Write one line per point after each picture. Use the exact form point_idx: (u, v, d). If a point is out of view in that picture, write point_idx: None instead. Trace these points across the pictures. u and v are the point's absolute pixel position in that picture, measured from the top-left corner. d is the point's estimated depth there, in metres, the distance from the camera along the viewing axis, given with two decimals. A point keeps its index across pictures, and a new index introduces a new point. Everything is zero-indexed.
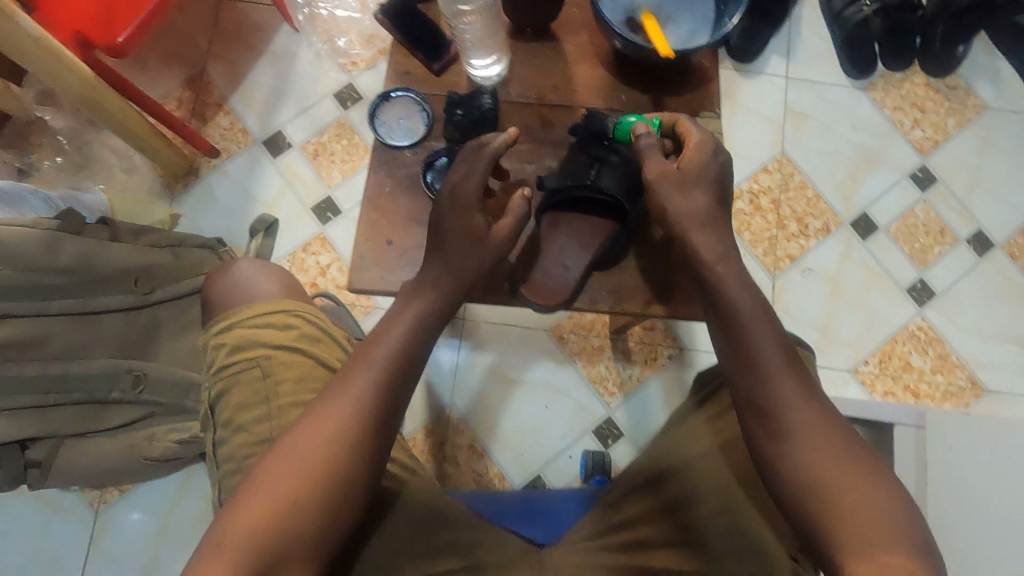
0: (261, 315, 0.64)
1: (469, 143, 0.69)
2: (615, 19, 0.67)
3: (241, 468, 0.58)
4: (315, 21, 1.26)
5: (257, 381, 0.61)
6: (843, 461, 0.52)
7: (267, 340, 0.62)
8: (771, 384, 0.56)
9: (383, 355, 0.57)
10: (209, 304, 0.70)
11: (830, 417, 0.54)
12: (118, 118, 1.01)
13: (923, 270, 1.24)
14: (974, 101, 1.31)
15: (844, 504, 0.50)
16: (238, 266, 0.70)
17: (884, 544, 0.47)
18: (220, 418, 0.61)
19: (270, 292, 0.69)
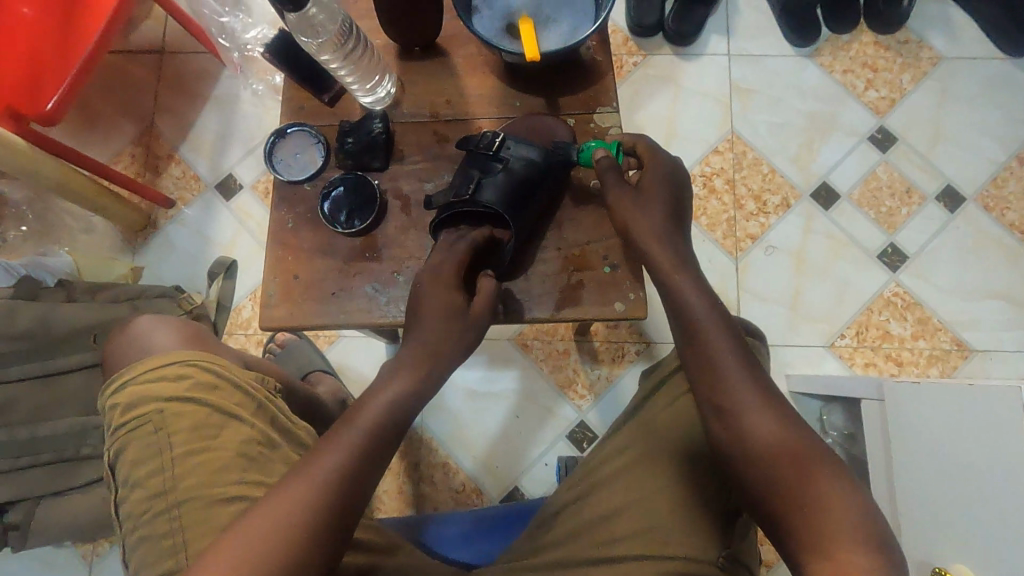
0: (153, 368, 0.65)
1: (362, 170, 0.69)
2: (495, 31, 0.68)
3: (143, 521, 0.61)
4: (252, 62, 1.29)
5: (151, 435, 0.63)
6: (802, 458, 0.53)
7: (159, 393, 0.64)
8: (731, 392, 0.57)
9: (375, 413, 0.57)
10: (111, 362, 0.72)
11: (787, 421, 0.56)
12: (59, 182, 1.03)
13: (892, 233, 1.20)
14: (928, 54, 1.26)
15: (808, 506, 0.51)
16: (137, 323, 0.73)
17: (842, 540, 0.49)
18: (121, 475, 0.63)
19: (169, 342, 0.71)
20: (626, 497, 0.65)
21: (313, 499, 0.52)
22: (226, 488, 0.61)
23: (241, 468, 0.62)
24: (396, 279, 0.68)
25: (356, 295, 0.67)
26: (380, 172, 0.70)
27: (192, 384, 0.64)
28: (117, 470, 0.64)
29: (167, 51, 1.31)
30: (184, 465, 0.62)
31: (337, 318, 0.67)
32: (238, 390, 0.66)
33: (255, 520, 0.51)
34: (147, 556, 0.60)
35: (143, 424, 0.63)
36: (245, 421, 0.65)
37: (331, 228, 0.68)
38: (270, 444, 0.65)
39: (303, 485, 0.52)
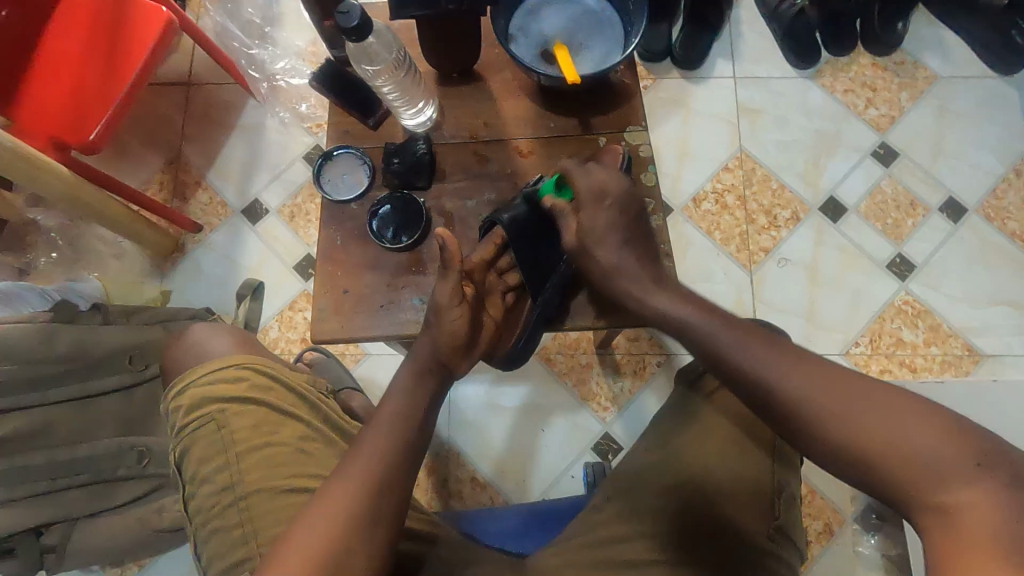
0: (211, 370, 0.68)
1: (408, 189, 0.73)
2: (532, 55, 0.72)
3: (212, 515, 0.64)
4: (277, 92, 1.33)
5: (214, 434, 0.66)
6: (857, 406, 0.50)
7: (218, 394, 0.67)
8: (764, 378, 0.54)
9: (389, 420, 0.60)
10: (169, 368, 0.75)
11: (831, 375, 0.52)
12: (97, 209, 1.06)
13: (900, 244, 1.24)
14: (923, 73, 1.32)
15: (894, 458, 0.47)
16: (191, 331, 0.76)
17: (938, 480, 0.46)
18: (186, 473, 0.66)
19: (224, 348, 0.74)
20: (676, 476, 0.68)
21: (347, 507, 0.54)
22: (288, 481, 0.64)
23: (302, 461, 0.65)
24: None
25: (404, 306, 0.70)
26: (424, 191, 0.73)
27: (248, 385, 0.67)
28: (181, 470, 0.67)
29: (194, 82, 1.36)
30: (248, 461, 0.65)
31: (386, 330, 0.70)
32: (292, 391, 0.69)
33: (293, 539, 0.53)
34: (217, 548, 0.63)
35: (205, 424, 0.66)
36: (300, 418, 0.68)
37: (379, 243, 0.71)
38: (326, 440, 0.68)
39: (335, 497, 0.55)
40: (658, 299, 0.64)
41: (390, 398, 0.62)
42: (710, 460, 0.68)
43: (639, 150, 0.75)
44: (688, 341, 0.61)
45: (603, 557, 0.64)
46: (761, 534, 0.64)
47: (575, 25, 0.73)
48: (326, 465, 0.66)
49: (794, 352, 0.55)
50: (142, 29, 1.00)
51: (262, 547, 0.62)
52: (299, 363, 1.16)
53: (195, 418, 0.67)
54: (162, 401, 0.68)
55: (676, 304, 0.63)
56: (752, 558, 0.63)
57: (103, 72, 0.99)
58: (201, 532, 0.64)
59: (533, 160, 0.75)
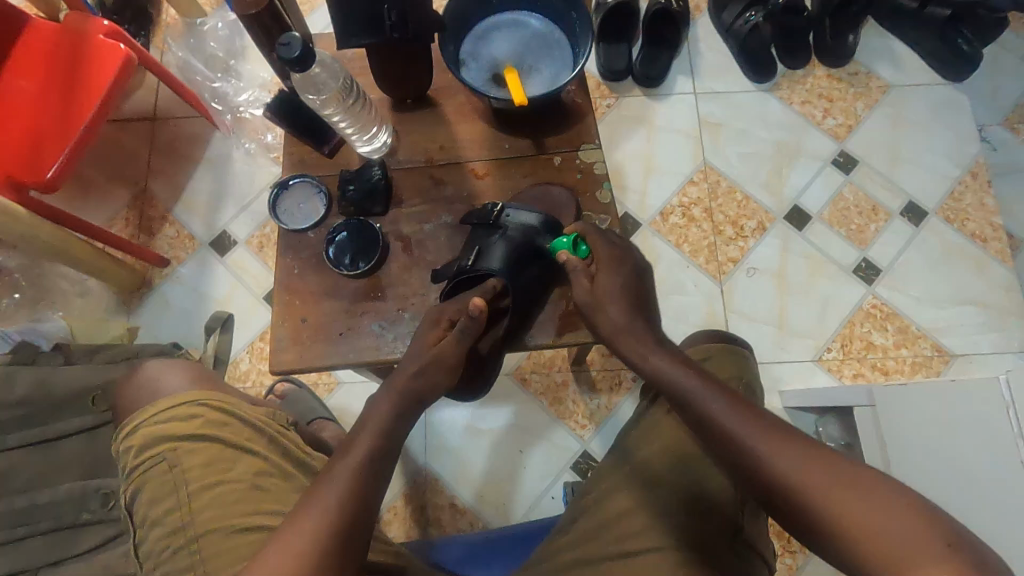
0: (164, 408, 0.66)
1: (365, 215, 0.73)
2: (482, 79, 0.73)
3: (163, 559, 0.62)
4: (243, 124, 1.33)
5: (166, 474, 0.64)
6: (831, 487, 0.52)
7: (171, 432, 0.65)
8: (756, 451, 0.57)
9: (361, 452, 0.59)
10: (122, 407, 0.73)
11: (815, 457, 0.54)
12: (58, 248, 1.05)
13: (864, 248, 1.26)
14: (876, 83, 1.36)
15: (869, 535, 0.49)
16: (144, 367, 0.74)
17: (909, 561, 0.46)
18: (138, 516, 0.64)
19: (179, 385, 0.73)
20: (640, 486, 0.68)
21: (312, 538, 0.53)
22: (245, 518, 0.62)
23: (258, 498, 0.64)
24: (403, 316, 0.70)
25: (363, 334, 0.70)
26: (381, 217, 0.73)
27: (203, 421, 0.66)
28: (134, 514, 0.65)
29: (159, 117, 1.36)
30: (202, 499, 0.63)
31: (346, 358, 0.69)
32: (249, 425, 0.68)
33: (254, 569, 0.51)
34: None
35: (157, 464, 0.64)
36: (258, 453, 0.66)
37: (336, 271, 0.71)
38: (284, 474, 0.67)
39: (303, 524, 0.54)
40: (662, 357, 0.66)
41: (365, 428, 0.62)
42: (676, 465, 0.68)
43: (593, 168, 0.76)
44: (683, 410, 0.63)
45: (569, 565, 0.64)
46: (729, 536, 0.64)
47: (524, 50, 0.75)
48: (285, 500, 0.65)
49: (787, 431, 0.58)
50: (98, 67, 1.00)
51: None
52: (271, 395, 1.15)
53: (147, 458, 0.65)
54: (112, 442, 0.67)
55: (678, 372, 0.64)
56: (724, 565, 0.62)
57: (61, 110, 0.98)
58: None
59: (490, 182, 0.75)
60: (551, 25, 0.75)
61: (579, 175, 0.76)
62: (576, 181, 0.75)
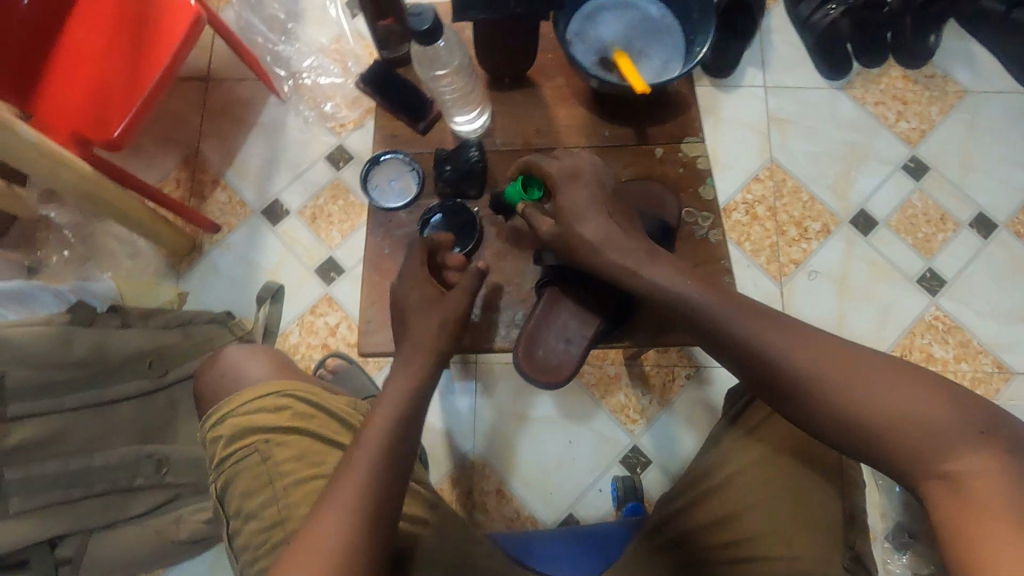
0: (252, 400, 0.68)
1: (460, 198, 0.71)
2: (589, 60, 0.70)
3: (260, 553, 0.64)
4: (300, 90, 1.29)
5: (258, 466, 0.66)
6: (858, 378, 0.52)
7: (261, 425, 0.66)
8: (771, 352, 0.56)
9: (380, 431, 0.58)
10: (203, 391, 0.74)
11: (841, 354, 0.54)
12: (117, 206, 1.03)
13: (930, 258, 1.23)
14: (954, 87, 1.32)
15: (901, 431, 0.50)
16: (225, 354, 0.76)
17: (941, 447, 0.49)
18: (231, 508, 0.66)
19: (260, 372, 0.73)
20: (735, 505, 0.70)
21: (350, 516, 0.54)
22: None
23: None
24: (497, 306, 0.70)
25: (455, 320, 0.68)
26: (475, 200, 0.71)
27: (291, 415, 0.67)
28: (226, 502, 0.67)
29: (213, 78, 1.32)
30: (295, 495, 0.65)
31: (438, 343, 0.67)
32: (336, 419, 0.69)
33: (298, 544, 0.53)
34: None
35: (249, 455, 0.66)
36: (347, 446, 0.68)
37: (429, 254, 0.69)
38: None
39: (336, 509, 0.54)
40: (653, 271, 0.61)
41: (381, 402, 0.61)
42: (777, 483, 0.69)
43: (696, 162, 0.73)
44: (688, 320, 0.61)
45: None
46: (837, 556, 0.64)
47: (634, 33, 0.71)
48: None
49: (793, 326, 0.57)
50: (167, 23, 0.96)
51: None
52: (321, 370, 1.13)
53: (236, 449, 0.67)
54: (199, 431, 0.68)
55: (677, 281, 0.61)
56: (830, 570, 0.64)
57: (129, 67, 0.95)
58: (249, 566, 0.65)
59: (588, 170, 0.73)
60: (665, 10, 0.72)
61: (681, 168, 0.73)
62: (678, 176, 0.72)
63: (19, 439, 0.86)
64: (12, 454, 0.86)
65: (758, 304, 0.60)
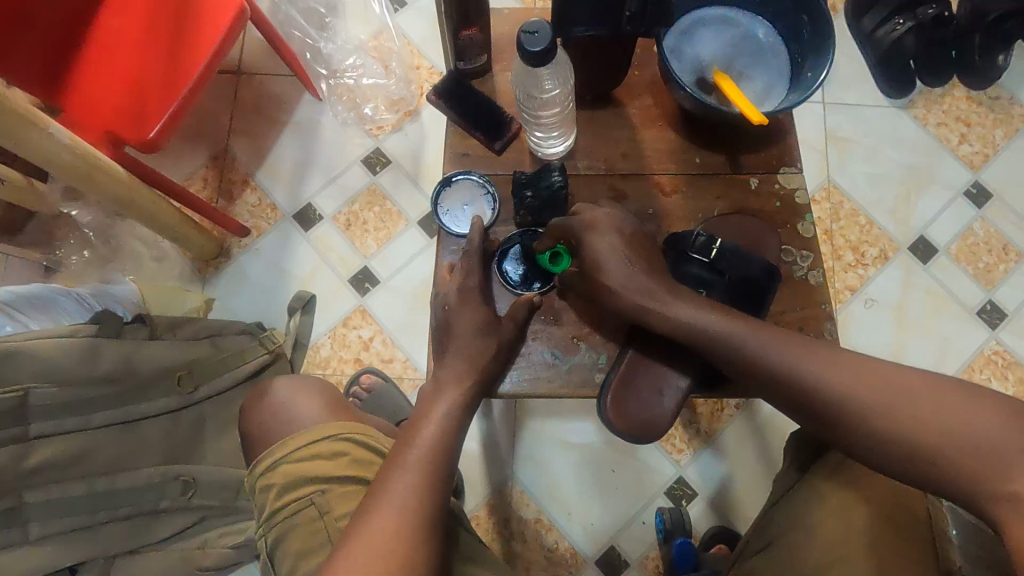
0: (306, 447, 0.66)
1: (540, 227, 0.65)
2: (687, 80, 0.64)
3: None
4: (338, 89, 1.23)
5: (313, 520, 0.63)
6: (899, 399, 0.51)
7: (318, 474, 0.64)
8: (806, 377, 0.55)
9: (424, 445, 0.57)
10: (253, 434, 0.73)
11: (869, 372, 0.53)
12: (146, 209, 0.97)
13: (991, 290, 1.18)
14: (1020, 111, 1.26)
15: (947, 448, 0.48)
16: (273, 393, 0.74)
17: (997, 468, 0.45)
18: (285, 566, 0.63)
19: (311, 413, 0.71)
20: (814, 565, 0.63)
21: (397, 520, 0.52)
22: None
23: None
24: (578, 346, 0.64)
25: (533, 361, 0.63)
26: None
27: (347, 463, 0.65)
28: (278, 560, 0.64)
29: (244, 72, 1.25)
30: None
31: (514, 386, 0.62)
32: None
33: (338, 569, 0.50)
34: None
35: (305, 508, 0.64)
36: None
37: (505, 287, 0.65)
38: None
39: (383, 515, 0.52)
40: (680, 305, 0.59)
41: (424, 421, 0.59)
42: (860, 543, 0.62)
43: (794, 196, 0.67)
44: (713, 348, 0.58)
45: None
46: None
47: (735, 53, 0.65)
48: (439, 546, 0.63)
49: (826, 350, 0.56)
50: (209, 16, 0.90)
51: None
52: (355, 388, 1.08)
53: (290, 502, 0.64)
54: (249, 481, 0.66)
55: (703, 311, 0.59)
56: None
57: (167, 63, 0.88)
58: None
59: (677, 200, 0.67)
60: (770, 29, 0.66)
61: (778, 202, 0.67)
62: (774, 210, 0.67)
63: (41, 459, 0.80)
64: (33, 476, 0.80)
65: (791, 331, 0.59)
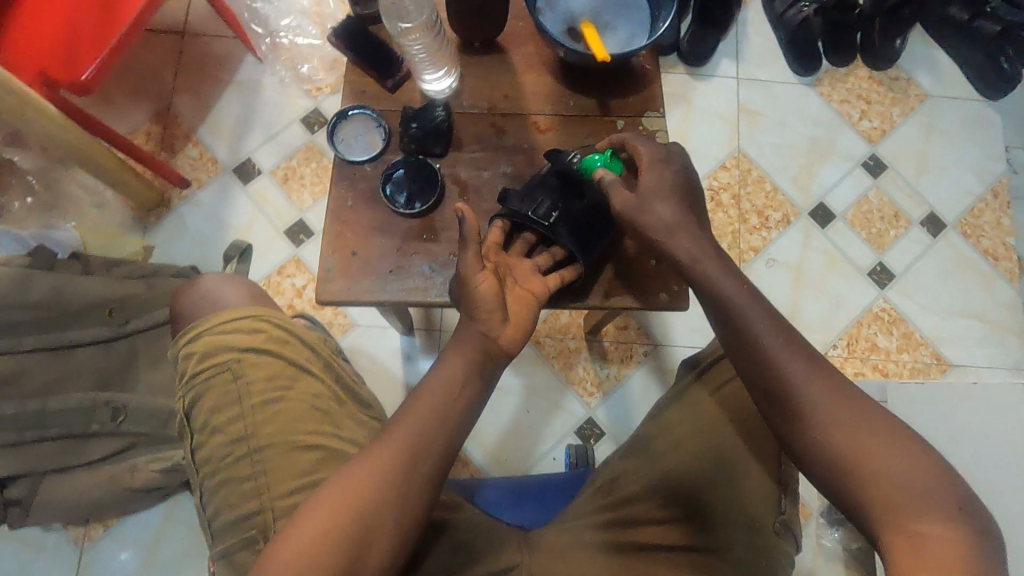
0: (228, 320, 0.72)
1: (424, 155, 0.73)
2: (556, 29, 0.72)
3: (222, 466, 0.68)
4: (277, 50, 1.29)
5: (228, 384, 0.70)
6: (858, 427, 0.51)
7: (236, 343, 0.71)
8: (782, 376, 0.55)
9: (431, 411, 0.57)
10: (180, 312, 0.78)
11: (845, 395, 0.53)
12: (84, 152, 1.02)
13: (881, 253, 1.28)
14: (915, 90, 1.37)
15: (867, 480, 0.49)
16: (203, 280, 0.79)
17: (911, 510, 0.47)
18: (198, 421, 0.70)
19: (236, 299, 0.77)
20: (680, 469, 0.68)
21: (373, 491, 0.53)
22: (303, 437, 0.68)
23: (316, 417, 0.69)
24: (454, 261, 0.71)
25: (414, 273, 0.70)
26: (440, 158, 0.73)
27: (266, 337, 0.71)
28: (192, 418, 0.71)
29: (189, 32, 1.30)
30: (262, 414, 0.69)
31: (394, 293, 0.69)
32: (308, 347, 0.74)
33: (320, 499, 0.53)
34: (227, 497, 0.67)
35: (220, 372, 0.70)
36: (316, 375, 0.72)
37: (391, 208, 0.71)
38: (340, 400, 0.73)
39: (374, 464, 0.54)
40: (713, 266, 0.62)
41: (438, 372, 0.60)
42: (723, 456, 0.67)
43: (655, 135, 0.75)
44: (717, 313, 0.60)
45: (608, 539, 0.67)
46: (767, 524, 0.65)
47: (604, 5, 0.73)
48: (338, 422, 0.70)
49: (819, 361, 0.56)
50: None
51: (274, 501, 0.65)
52: None
53: (209, 365, 0.70)
54: (174, 346, 0.72)
55: (731, 284, 0.60)
56: (758, 543, 0.64)
57: (101, 11, 0.94)
58: (209, 483, 0.69)
59: (551, 137, 0.75)
60: None
61: None
62: None
63: None
64: None
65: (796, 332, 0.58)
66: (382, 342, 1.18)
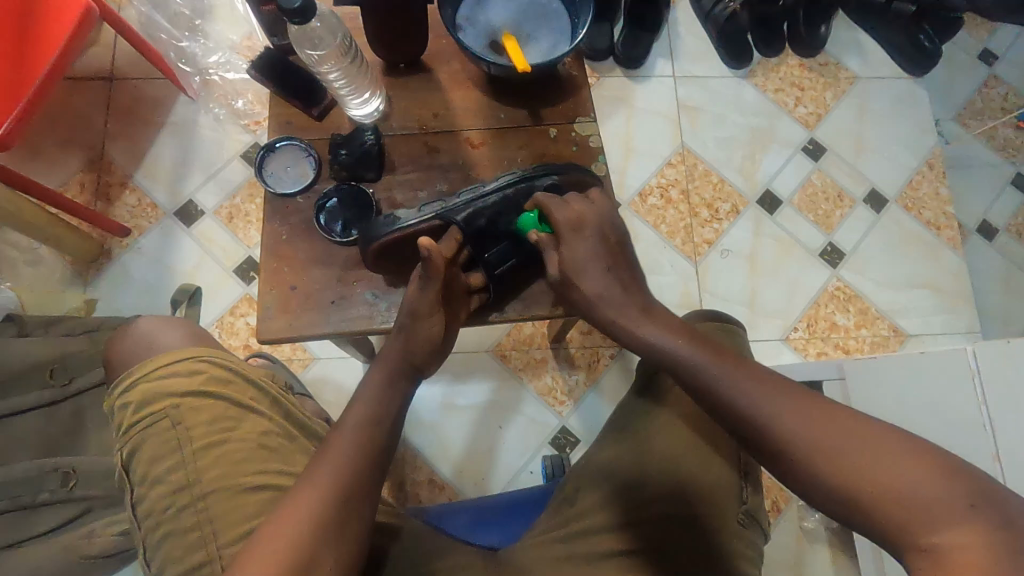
0: (164, 365, 0.68)
1: (356, 180, 0.72)
2: (478, 45, 0.72)
3: (165, 519, 0.64)
4: (210, 87, 1.27)
5: (168, 432, 0.66)
6: (837, 434, 0.49)
7: (174, 389, 0.67)
8: (753, 412, 0.53)
9: (351, 436, 0.58)
10: (115, 362, 0.74)
11: (817, 410, 0.51)
12: (10, 212, 0.98)
13: (830, 233, 1.31)
14: (845, 74, 1.41)
15: (878, 494, 0.46)
16: (138, 324, 0.75)
17: (924, 520, 0.44)
18: (137, 476, 0.66)
19: (175, 345, 0.74)
20: (638, 469, 0.67)
21: (304, 521, 0.53)
22: (253, 478, 0.65)
23: (264, 457, 0.67)
24: (397, 286, 0.70)
25: (356, 302, 0.69)
26: (373, 183, 0.72)
27: (206, 378, 0.68)
28: (130, 472, 0.66)
29: (116, 77, 1.27)
30: (205, 460, 0.66)
31: (340, 324, 0.68)
32: (253, 386, 0.71)
33: (258, 547, 0.51)
34: (172, 551, 0.63)
35: (159, 420, 0.66)
36: (263, 414, 0.70)
37: (328, 238, 0.70)
38: (290, 437, 0.70)
39: (303, 502, 0.54)
40: (651, 328, 0.62)
41: (359, 403, 0.61)
42: (680, 452, 0.66)
43: (589, 140, 0.76)
44: (674, 372, 0.59)
45: (578, 551, 0.63)
46: (731, 516, 0.64)
47: (523, 16, 0.74)
48: (290, 461, 0.68)
49: (781, 383, 0.54)
50: (57, 17, 0.94)
51: (222, 548, 0.63)
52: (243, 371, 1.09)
53: (146, 415, 0.67)
54: (106, 399, 0.68)
55: (672, 339, 0.61)
56: (724, 538, 0.63)
57: (14, 64, 0.92)
58: (151, 539, 0.64)
59: (485, 151, 0.74)
60: None
61: (575, 147, 0.75)
62: (570, 153, 0.75)
63: None
64: None
65: (751, 363, 0.56)
66: (345, 373, 1.15)
